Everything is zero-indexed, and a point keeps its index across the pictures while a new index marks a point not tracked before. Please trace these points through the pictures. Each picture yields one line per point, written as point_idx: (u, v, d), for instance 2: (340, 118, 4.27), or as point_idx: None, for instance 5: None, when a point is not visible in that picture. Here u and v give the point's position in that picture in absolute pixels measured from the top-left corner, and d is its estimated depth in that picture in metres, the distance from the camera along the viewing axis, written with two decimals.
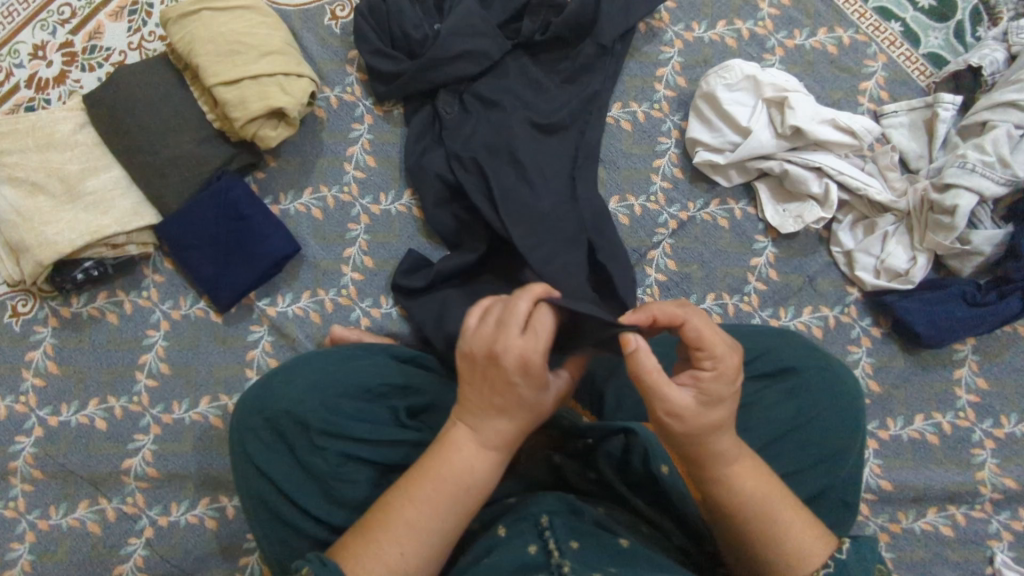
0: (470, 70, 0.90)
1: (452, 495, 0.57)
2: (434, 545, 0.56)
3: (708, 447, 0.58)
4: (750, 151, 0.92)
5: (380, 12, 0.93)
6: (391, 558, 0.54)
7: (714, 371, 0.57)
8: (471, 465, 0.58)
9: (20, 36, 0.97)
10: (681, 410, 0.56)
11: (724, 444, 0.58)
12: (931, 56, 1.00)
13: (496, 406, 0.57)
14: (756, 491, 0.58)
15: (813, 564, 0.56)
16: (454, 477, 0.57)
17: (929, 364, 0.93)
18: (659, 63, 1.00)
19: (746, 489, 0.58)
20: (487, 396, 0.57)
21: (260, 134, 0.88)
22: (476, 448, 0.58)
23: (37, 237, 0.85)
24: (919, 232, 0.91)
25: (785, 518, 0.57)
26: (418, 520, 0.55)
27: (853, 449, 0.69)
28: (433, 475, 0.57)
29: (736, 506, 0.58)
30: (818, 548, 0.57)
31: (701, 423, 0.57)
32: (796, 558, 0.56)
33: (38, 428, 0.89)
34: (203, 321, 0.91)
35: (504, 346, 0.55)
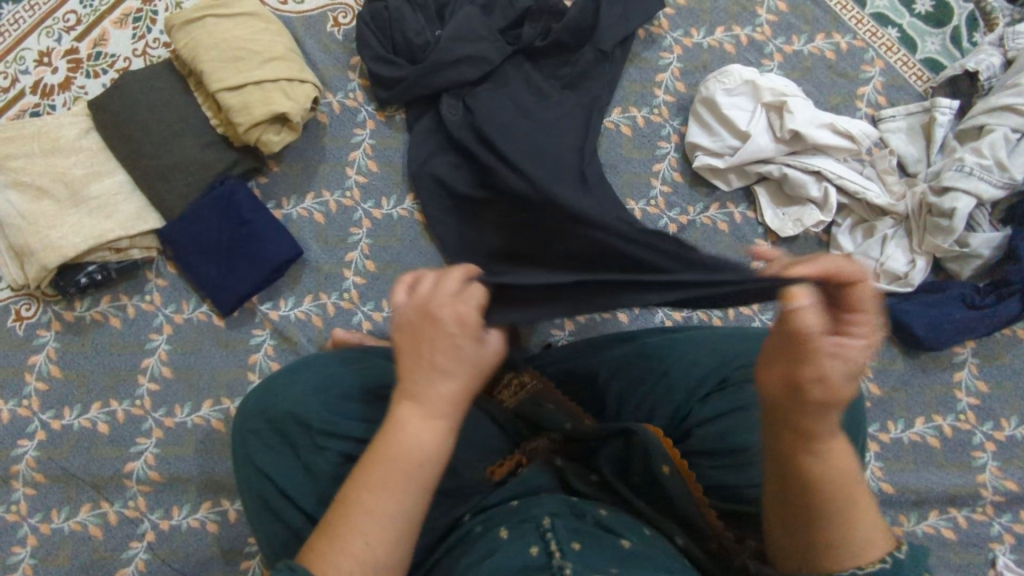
0: (471, 75, 0.91)
1: (412, 473, 0.50)
2: (402, 529, 0.49)
3: (825, 416, 0.48)
4: (750, 155, 0.92)
5: (382, 19, 0.94)
6: (358, 550, 0.47)
7: (868, 339, 0.48)
8: (426, 440, 0.51)
9: (25, 43, 0.98)
10: (829, 378, 0.47)
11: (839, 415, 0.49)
12: (927, 61, 1.01)
13: (437, 368, 0.51)
14: (843, 471, 0.50)
15: (872, 556, 0.50)
16: (405, 458, 0.50)
17: (929, 367, 0.93)
18: (659, 69, 1.01)
19: (836, 467, 0.49)
20: (429, 356, 0.51)
21: (263, 139, 0.88)
22: (427, 420, 0.51)
23: (42, 241, 0.86)
24: (918, 235, 0.91)
25: (861, 514, 0.50)
26: (382, 508, 0.49)
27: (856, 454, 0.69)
28: (387, 460, 0.50)
29: (822, 483, 0.49)
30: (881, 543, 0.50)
31: (839, 393, 0.47)
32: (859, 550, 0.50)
33: (41, 431, 0.89)
34: (206, 325, 0.92)
35: (437, 304, 0.52)
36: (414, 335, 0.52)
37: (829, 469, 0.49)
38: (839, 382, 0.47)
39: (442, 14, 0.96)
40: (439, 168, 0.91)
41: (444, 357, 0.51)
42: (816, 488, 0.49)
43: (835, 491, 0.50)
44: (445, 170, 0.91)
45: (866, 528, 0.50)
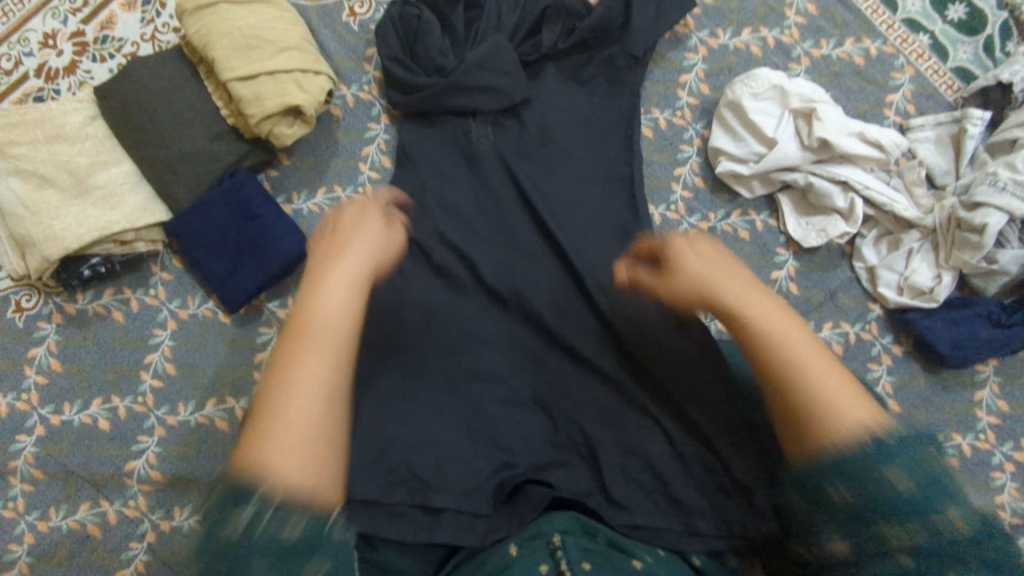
0: (489, 105, 0.90)
1: (316, 339, 0.63)
2: (315, 410, 0.60)
3: (729, 300, 0.66)
4: (775, 163, 0.89)
5: (411, 24, 0.91)
6: (286, 448, 0.57)
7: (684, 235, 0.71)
8: (312, 465, 0.57)
9: (30, 24, 0.95)
10: (693, 275, 0.67)
11: (734, 281, 0.67)
12: (958, 70, 0.98)
13: (350, 240, 0.72)
14: (780, 334, 0.63)
15: (843, 415, 0.57)
16: (310, 318, 0.65)
17: (949, 385, 0.91)
18: (683, 70, 0.98)
19: (767, 332, 0.63)
20: (322, 374, 0.62)
21: (275, 132, 0.85)
22: (333, 288, 0.67)
23: (44, 231, 0.82)
24: (946, 249, 0.88)
25: (834, 391, 0.59)
26: (298, 399, 0.60)
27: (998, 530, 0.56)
28: (298, 324, 0.65)
29: (761, 346, 0.63)
30: (843, 395, 0.58)
31: (709, 278, 0.66)
32: (822, 403, 0.58)
33: (39, 427, 0.87)
34: (211, 321, 0.90)
35: (377, 213, 0.78)
36: (297, 344, 0.63)
37: (770, 324, 0.64)
38: (696, 269, 0.67)
39: (469, 28, 0.94)
40: (450, 190, 0.90)
41: (353, 241, 0.72)
42: (772, 349, 0.62)
43: (773, 349, 0.62)
44: (451, 190, 0.90)
45: (847, 407, 0.58)
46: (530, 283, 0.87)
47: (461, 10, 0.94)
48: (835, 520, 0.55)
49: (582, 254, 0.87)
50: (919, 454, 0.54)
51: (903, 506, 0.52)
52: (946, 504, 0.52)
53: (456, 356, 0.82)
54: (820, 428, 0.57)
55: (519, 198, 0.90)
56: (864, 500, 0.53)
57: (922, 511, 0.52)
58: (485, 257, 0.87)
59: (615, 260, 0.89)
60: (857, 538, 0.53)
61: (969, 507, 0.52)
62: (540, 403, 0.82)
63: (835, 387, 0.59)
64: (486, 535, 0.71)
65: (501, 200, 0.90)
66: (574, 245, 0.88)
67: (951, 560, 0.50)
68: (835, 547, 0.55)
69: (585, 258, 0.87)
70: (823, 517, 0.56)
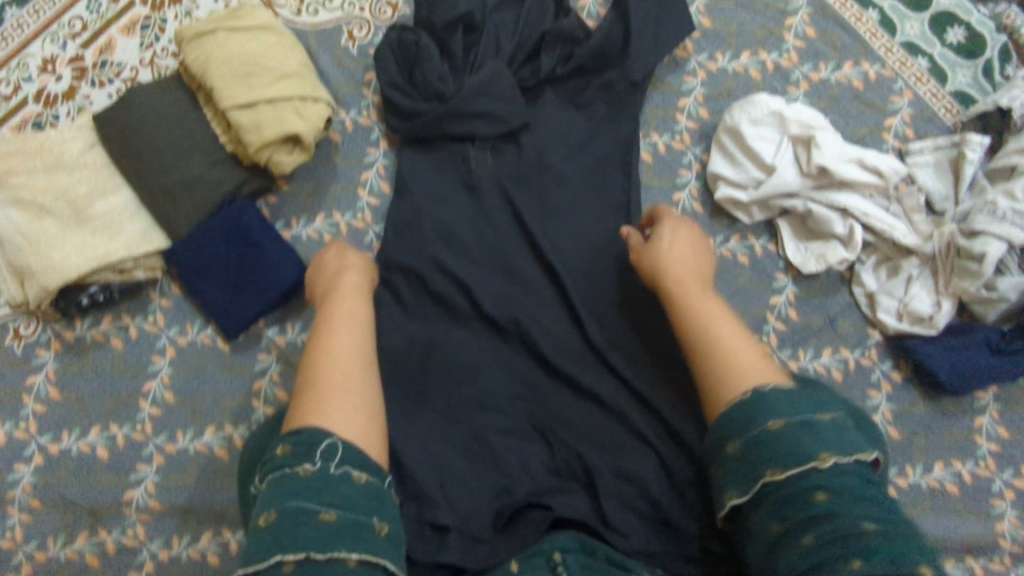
0: (487, 130, 0.90)
1: (350, 335, 0.76)
2: (364, 388, 0.71)
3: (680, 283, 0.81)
4: (774, 189, 0.90)
5: (411, 50, 0.92)
6: (349, 411, 0.68)
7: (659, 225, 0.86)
8: (352, 414, 0.68)
9: (29, 49, 0.94)
10: (656, 257, 0.83)
11: (685, 268, 0.82)
12: (958, 93, 0.98)
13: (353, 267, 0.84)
14: (712, 321, 0.76)
15: (745, 377, 0.70)
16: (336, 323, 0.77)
17: (949, 411, 0.91)
18: (682, 94, 0.98)
19: (706, 316, 0.77)
20: (359, 346, 0.75)
21: (274, 160, 0.85)
22: (352, 301, 0.80)
23: (42, 261, 0.82)
24: (945, 276, 0.89)
25: (743, 359, 0.72)
26: (348, 381, 0.71)
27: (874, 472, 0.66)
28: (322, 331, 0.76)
29: (698, 324, 0.76)
30: (750, 367, 0.71)
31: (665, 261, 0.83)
32: (734, 370, 0.71)
33: (38, 455, 0.87)
34: (210, 349, 0.89)
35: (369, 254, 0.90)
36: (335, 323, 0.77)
37: (707, 308, 0.78)
38: (660, 252, 0.84)
39: (467, 53, 0.93)
40: (450, 217, 0.90)
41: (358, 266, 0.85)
42: (705, 327, 0.76)
43: (706, 328, 0.76)
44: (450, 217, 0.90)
45: (752, 370, 0.71)
46: (526, 308, 0.87)
47: (460, 34, 0.93)
48: (733, 470, 0.66)
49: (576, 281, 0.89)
50: (796, 400, 0.67)
51: (781, 449, 0.63)
52: (819, 444, 0.63)
53: (455, 383, 0.84)
54: (727, 385, 0.71)
55: (518, 224, 0.90)
56: (750, 444, 0.65)
57: (799, 454, 0.63)
58: (483, 283, 0.87)
59: (613, 286, 0.89)
60: (749, 482, 0.64)
61: (840, 447, 0.63)
62: (538, 429, 0.83)
63: (743, 357, 0.73)
64: (487, 558, 0.73)
65: (500, 227, 0.90)
66: (570, 272, 0.89)
67: (798, 498, 0.61)
68: (735, 500, 0.65)
69: (580, 287, 0.89)
70: (723, 468, 0.67)
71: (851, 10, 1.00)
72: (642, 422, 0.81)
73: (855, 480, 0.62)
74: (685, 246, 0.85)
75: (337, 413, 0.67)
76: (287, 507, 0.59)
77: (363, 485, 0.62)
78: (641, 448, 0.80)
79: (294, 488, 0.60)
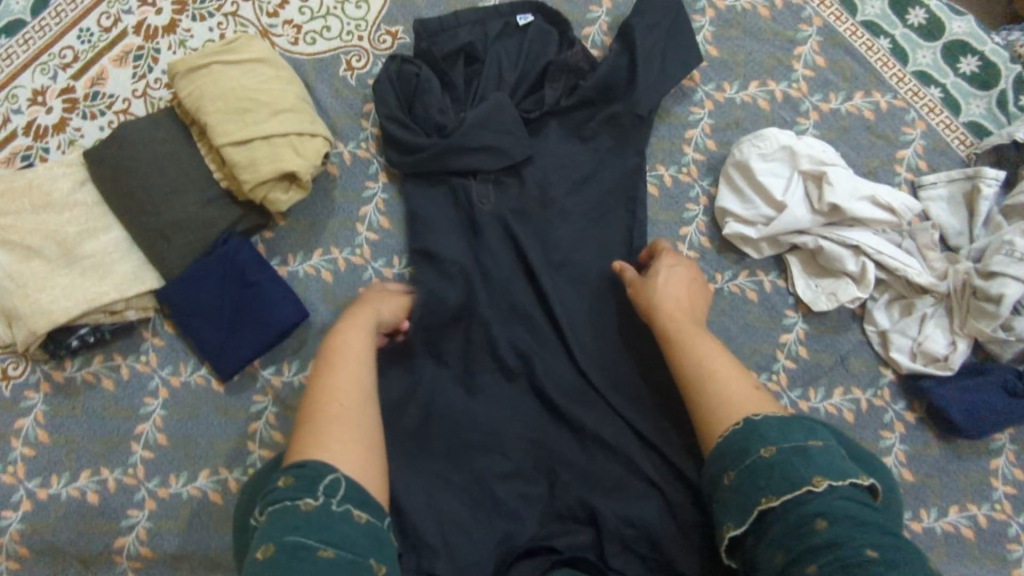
0: (490, 164, 0.87)
1: (357, 367, 0.72)
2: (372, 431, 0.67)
3: (674, 319, 0.77)
4: (785, 226, 0.87)
5: (410, 82, 0.89)
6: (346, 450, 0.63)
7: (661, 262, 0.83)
8: (366, 469, 0.63)
9: (19, 80, 0.92)
10: (652, 292, 0.80)
11: (679, 301, 0.79)
12: (971, 125, 0.95)
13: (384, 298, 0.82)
14: (708, 357, 0.72)
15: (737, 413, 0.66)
16: (350, 353, 0.73)
17: (964, 453, 0.89)
18: (689, 125, 0.96)
19: (702, 353, 0.73)
20: (365, 388, 0.71)
21: (270, 198, 0.83)
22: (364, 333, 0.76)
23: (30, 304, 0.80)
24: (960, 316, 0.86)
25: (736, 392, 0.68)
26: (358, 420, 0.67)
27: (874, 499, 0.61)
28: (333, 360, 0.73)
29: (692, 360, 0.73)
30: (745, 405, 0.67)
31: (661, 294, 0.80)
32: (727, 408, 0.67)
33: (26, 501, 0.84)
34: (204, 390, 0.87)
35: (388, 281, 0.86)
36: (339, 362, 0.72)
37: (705, 344, 0.74)
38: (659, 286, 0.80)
39: (468, 84, 0.91)
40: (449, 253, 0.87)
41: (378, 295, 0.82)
42: (699, 362, 0.72)
43: (701, 363, 0.72)
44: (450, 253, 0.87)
45: (745, 403, 0.67)
46: (531, 346, 0.84)
47: (461, 64, 0.91)
48: (728, 501, 0.62)
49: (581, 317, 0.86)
50: (788, 429, 0.62)
51: (774, 476, 0.59)
52: (812, 468, 0.59)
53: (455, 424, 0.81)
54: (717, 421, 0.67)
55: (520, 261, 0.87)
56: (740, 469, 0.62)
57: (792, 479, 0.58)
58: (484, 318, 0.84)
59: (618, 324, 0.86)
60: (743, 511, 0.60)
61: (835, 471, 0.59)
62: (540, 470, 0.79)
63: (736, 389, 0.69)
64: None
65: (501, 263, 0.87)
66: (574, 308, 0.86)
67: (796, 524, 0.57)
68: (733, 532, 0.61)
69: (584, 324, 0.86)
70: (718, 499, 0.63)
71: (862, 39, 0.97)
72: (644, 461, 0.78)
73: (854, 504, 0.57)
74: (690, 281, 0.83)
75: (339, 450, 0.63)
76: (285, 542, 0.54)
77: (364, 526, 0.58)
78: (644, 488, 0.77)
79: (294, 522, 0.56)
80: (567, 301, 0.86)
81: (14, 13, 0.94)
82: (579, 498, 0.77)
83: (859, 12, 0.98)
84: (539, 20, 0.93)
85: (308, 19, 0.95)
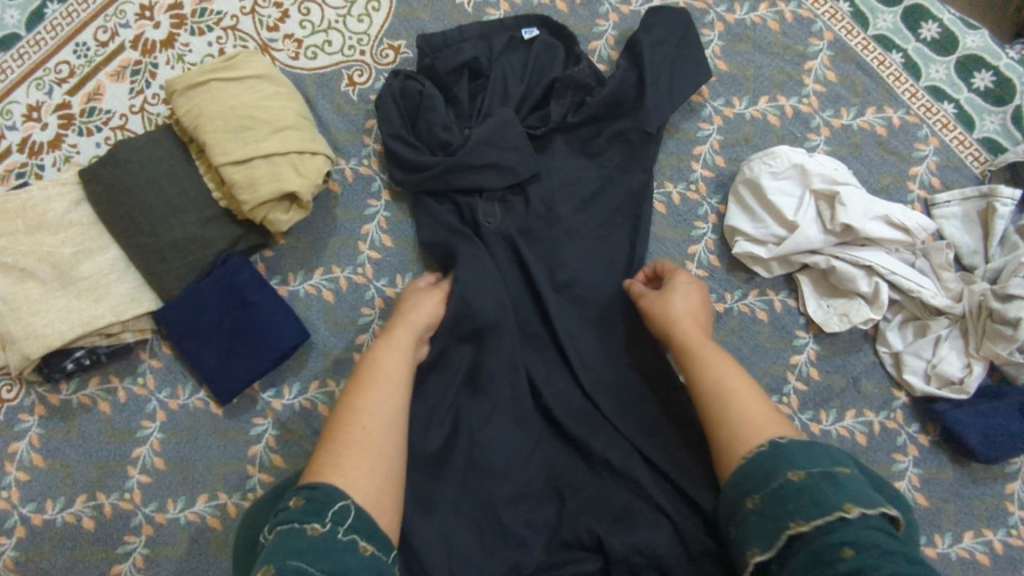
0: (496, 182, 0.85)
1: (385, 384, 0.69)
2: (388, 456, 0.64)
3: (690, 335, 0.75)
4: (796, 247, 0.85)
5: (414, 99, 0.87)
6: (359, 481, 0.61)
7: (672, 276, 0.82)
8: (382, 508, 0.61)
9: (13, 95, 0.90)
10: (664, 305, 0.78)
11: (693, 317, 0.77)
12: (985, 141, 0.94)
13: (422, 302, 0.79)
14: (726, 375, 0.70)
15: (759, 438, 0.64)
16: (379, 367, 0.71)
17: (979, 477, 0.87)
18: (697, 141, 0.94)
19: (721, 371, 0.70)
20: (393, 410, 0.68)
21: (270, 218, 0.81)
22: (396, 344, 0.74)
23: (24, 328, 0.79)
24: (976, 338, 0.85)
25: (757, 414, 0.66)
26: (373, 445, 0.64)
27: (897, 529, 0.59)
28: (366, 372, 0.71)
29: (711, 378, 0.70)
30: (767, 429, 0.64)
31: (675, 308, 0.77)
32: (748, 430, 0.65)
33: (20, 527, 0.82)
34: (202, 412, 0.85)
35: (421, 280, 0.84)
36: (368, 382, 0.69)
37: (721, 362, 0.71)
38: (672, 299, 0.78)
39: (474, 100, 0.89)
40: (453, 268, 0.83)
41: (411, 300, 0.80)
42: (718, 381, 0.69)
43: (720, 382, 0.69)
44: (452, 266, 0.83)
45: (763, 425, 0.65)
46: (537, 365, 0.81)
47: (466, 80, 0.89)
48: (753, 524, 0.59)
49: (586, 336, 0.83)
50: (814, 455, 0.60)
51: (803, 499, 0.57)
52: (842, 494, 0.56)
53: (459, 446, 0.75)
54: (735, 440, 0.65)
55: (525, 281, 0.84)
56: (765, 493, 0.59)
57: (820, 503, 0.56)
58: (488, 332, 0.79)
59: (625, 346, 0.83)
60: (768, 537, 0.57)
61: (865, 498, 0.57)
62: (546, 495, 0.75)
63: (756, 409, 0.67)
64: None
65: (507, 280, 0.84)
66: (575, 325, 0.83)
67: (823, 552, 0.54)
68: (758, 557, 0.58)
69: (590, 344, 0.83)
70: (741, 523, 0.60)
71: (874, 53, 0.96)
72: (652, 485, 0.74)
73: (883, 534, 0.55)
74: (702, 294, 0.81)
75: (351, 476, 0.61)
76: (287, 565, 0.53)
77: (369, 559, 0.56)
78: (653, 515, 0.72)
79: (298, 546, 0.54)
80: (570, 318, 0.83)
81: (9, 26, 0.92)
82: (586, 525, 0.73)
83: (871, 26, 0.96)
84: (544, 34, 0.91)
85: (309, 33, 0.93)
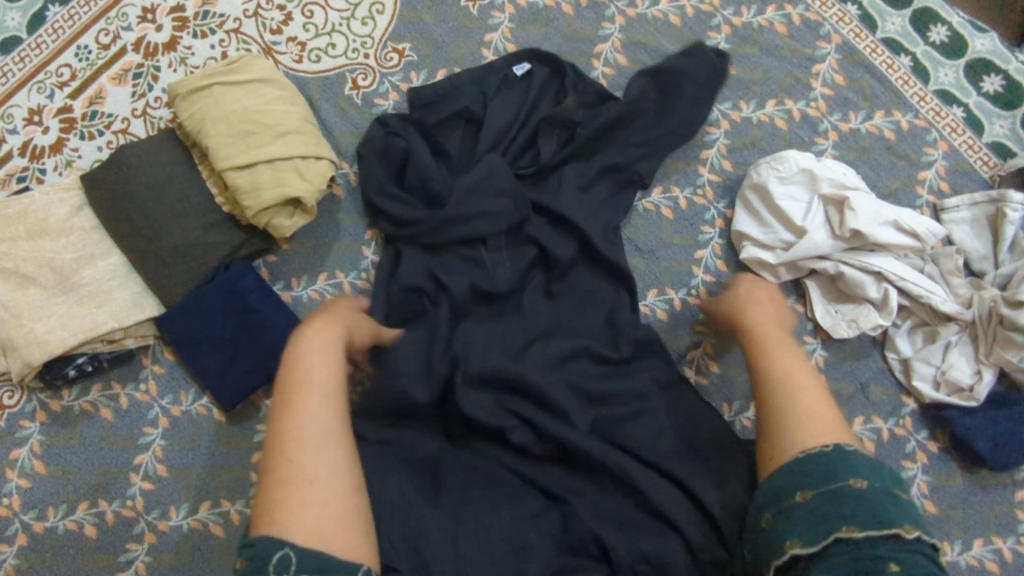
0: (486, 229, 0.82)
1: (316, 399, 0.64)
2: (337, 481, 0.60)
3: (765, 328, 0.76)
4: (805, 253, 0.84)
5: (394, 154, 0.85)
6: (310, 518, 0.57)
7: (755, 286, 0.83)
8: (341, 540, 0.57)
9: (14, 99, 0.89)
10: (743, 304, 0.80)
11: (765, 315, 0.78)
12: (995, 145, 0.93)
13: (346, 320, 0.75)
14: (792, 369, 0.70)
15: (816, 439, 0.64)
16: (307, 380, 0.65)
17: (988, 484, 0.86)
18: (705, 145, 0.93)
19: (787, 365, 0.71)
20: (325, 427, 0.63)
21: (273, 223, 0.80)
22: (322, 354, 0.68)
23: (26, 334, 0.78)
24: (986, 345, 0.84)
25: (814, 407, 0.67)
26: (319, 471, 0.60)
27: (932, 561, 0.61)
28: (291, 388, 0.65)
29: (778, 368, 0.71)
30: (825, 432, 0.65)
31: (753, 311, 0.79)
32: (804, 417, 0.66)
33: (21, 535, 0.82)
34: (205, 419, 0.84)
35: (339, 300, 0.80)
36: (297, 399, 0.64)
37: (790, 357, 0.72)
38: (748, 300, 0.80)
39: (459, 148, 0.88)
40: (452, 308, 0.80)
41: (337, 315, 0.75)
42: (783, 371, 0.70)
43: (782, 372, 0.70)
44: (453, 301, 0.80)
45: (821, 428, 0.65)
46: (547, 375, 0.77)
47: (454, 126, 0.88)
48: (801, 517, 0.59)
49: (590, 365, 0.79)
50: (878, 472, 0.62)
51: (861, 507, 0.58)
52: (902, 515, 0.58)
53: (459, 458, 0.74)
54: (789, 427, 0.66)
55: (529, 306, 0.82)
56: (820, 493, 0.60)
57: (882, 519, 0.57)
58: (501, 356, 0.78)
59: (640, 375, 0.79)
60: (816, 533, 0.57)
61: (921, 526, 0.59)
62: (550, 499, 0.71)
63: (816, 404, 0.67)
64: None
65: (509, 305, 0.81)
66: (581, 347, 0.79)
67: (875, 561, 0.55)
68: (796, 548, 0.58)
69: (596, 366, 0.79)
70: (786, 515, 0.60)
71: (882, 57, 0.95)
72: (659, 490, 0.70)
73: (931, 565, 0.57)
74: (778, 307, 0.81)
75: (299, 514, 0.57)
76: None
77: None
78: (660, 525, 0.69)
79: None
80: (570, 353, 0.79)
81: (9, 29, 0.91)
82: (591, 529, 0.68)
83: (880, 29, 0.95)
84: (537, 68, 0.90)
85: (313, 36, 0.93)
